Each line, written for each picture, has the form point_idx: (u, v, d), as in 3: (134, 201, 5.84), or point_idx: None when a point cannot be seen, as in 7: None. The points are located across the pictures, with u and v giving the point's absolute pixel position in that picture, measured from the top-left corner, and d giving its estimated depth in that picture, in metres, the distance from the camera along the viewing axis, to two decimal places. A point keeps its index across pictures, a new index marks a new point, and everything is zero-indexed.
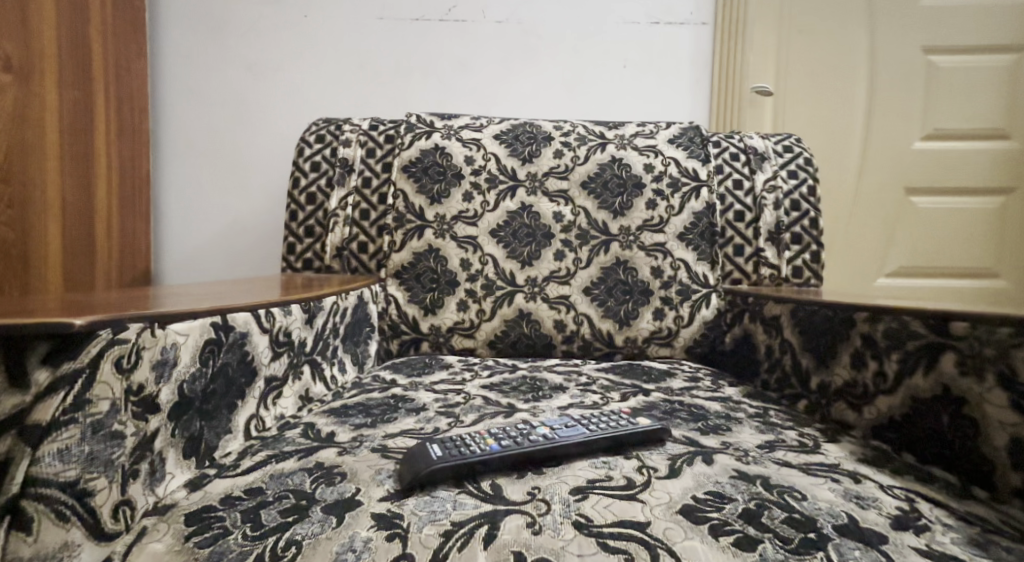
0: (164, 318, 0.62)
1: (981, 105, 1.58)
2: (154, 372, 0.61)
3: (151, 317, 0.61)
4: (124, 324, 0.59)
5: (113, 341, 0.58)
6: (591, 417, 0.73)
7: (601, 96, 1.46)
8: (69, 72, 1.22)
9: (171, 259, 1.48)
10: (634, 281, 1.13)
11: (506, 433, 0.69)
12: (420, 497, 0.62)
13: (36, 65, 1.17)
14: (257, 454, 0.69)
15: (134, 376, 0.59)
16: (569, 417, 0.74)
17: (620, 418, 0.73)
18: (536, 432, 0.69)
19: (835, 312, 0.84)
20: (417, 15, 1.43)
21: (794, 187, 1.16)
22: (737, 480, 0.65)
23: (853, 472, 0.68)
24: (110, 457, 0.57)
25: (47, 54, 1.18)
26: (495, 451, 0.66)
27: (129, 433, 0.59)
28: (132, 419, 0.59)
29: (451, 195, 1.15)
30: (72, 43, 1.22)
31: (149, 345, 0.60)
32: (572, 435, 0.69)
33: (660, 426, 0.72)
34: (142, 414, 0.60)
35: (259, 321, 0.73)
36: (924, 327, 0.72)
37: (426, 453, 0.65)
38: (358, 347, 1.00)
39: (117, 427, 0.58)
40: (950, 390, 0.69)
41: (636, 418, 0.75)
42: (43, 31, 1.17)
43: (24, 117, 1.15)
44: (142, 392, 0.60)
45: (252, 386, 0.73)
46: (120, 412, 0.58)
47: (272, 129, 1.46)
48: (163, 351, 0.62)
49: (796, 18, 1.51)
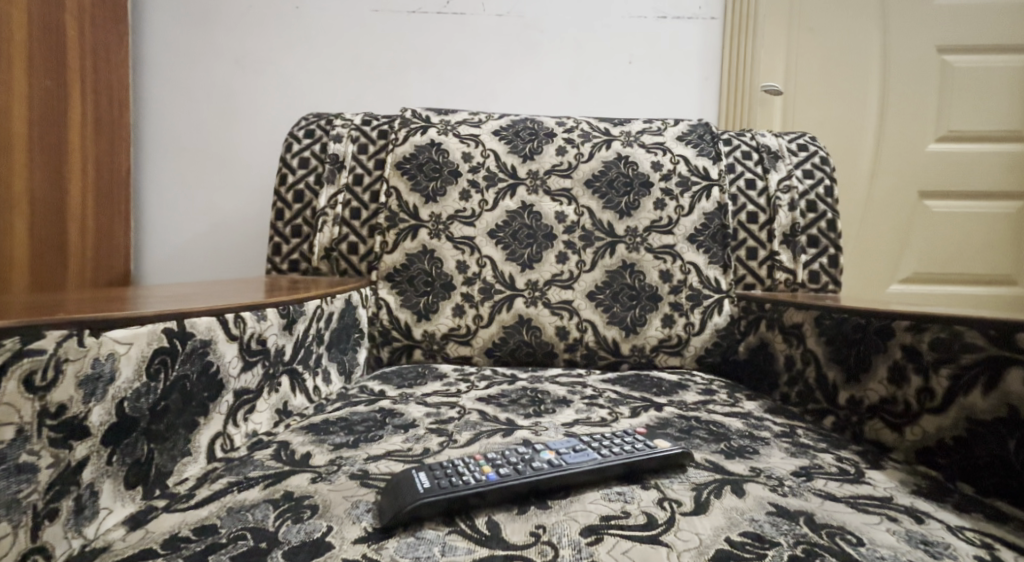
0: (99, 325, 0.54)
1: (1004, 105, 1.50)
2: (81, 390, 0.53)
3: (80, 323, 0.53)
4: (38, 333, 0.50)
5: (22, 353, 0.49)
6: (601, 438, 0.65)
7: (605, 94, 1.38)
8: (40, 59, 1.12)
9: (149, 261, 1.40)
10: (641, 285, 1.05)
11: (503, 459, 0.61)
12: (402, 535, 0.55)
13: (5, 49, 1.06)
14: (217, 482, 0.61)
15: (50, 396, 0.51)
16: (576, 439, 0.66)
17: (633, 439, 0.66)
18: (539, 458, 0.61)
19: (869, 321, 0.76)
20: (414, 8, 1.35)
21: (811, 187, 1.07)
22: (776, 517, 0.57)
23: (911, 508, 0.60)
24: (15, 496, 0.49)
25: (17, 38, 1.08)
26: (492, 480, 0.57)
27: (44, 465, 0.50)
28: (48, 448, 0.51)
29: (447, 193, 1.07)
30: (44, 27, 1.12)
31: (74, 358, 0.52)
32: (579, 461, 0.61)
33: (682, 450, 0.64)
34: (61, 442, 0.51)
35: (226, 327, 0.65)
36: (983, 339, 0.64)
37: (413, 483, 0.57)
38: (345, 356, 0.91)
39: (26, 458, 0.49)
40: (1016, 411, 0.61)
41: (653, 439, 0.67)
42: (14, 14, 1.07)
43: None
44: (63, 415, 0.52)
45: (217, 400, 0.65)
46: (30, 440, 0.50)
47: (259, 124, 1.37)
48: (95, 364, 0.53)
49: (814, 13, 1.43)
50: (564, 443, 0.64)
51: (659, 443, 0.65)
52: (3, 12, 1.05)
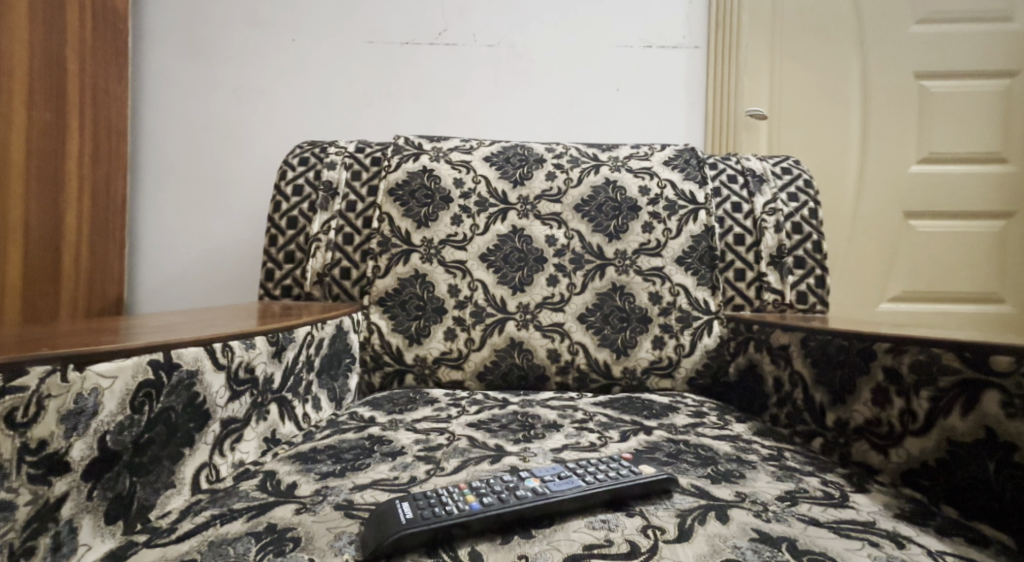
0: (85, 359, 0.55)
1: (984, 128, 1.52)
2: (63, 425, 0.53)
3: (65, 358, 0.54)
4: (22, 369, 0.51)
5: (5, 391, 0.50)
6: (589, 464, 0.66)
7: (595, 119, 1.39)
8: (41, 93, 1.13)
9: (143, 287, 1.40)
10: (631, 307, 1.06)
11: (487, 486, 0.61)
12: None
13: (4, 85, 1.07)
14: (201, 514, 0.61)
15: (32, 432, 0.52)
16: (564, 465, 0.66)
17: (620, 463, 0.66)
18: (523, 487, 0.61)
19: (852, 343, 0.76)
20: (407, 39, 1.37)
21: (796, 210, 1.08)
22: (758, 544, 0.58)
23: (893, 533, 0.61)
24: None
25: (17, 74, 1.09)
26: (473, 511, 0.58)
27: (23, 501, 0.51)
28: (28, 484, 0.51)
29: (438, 219, 1.08)
30: (46, 63, 1.13)
31: (57, 394, 0.53)
32: (562, 490, 0.61)
33: (667, 476, 0.64)
34: (42, 477, 0.52)
35: (213, 357, 0.65)
36: (959, 361, 0.65)
37: (395, 516, 0.57)
38: (336, 382, 0.91)
39: (5, 495, 0.50)
40: (995, 433, 0.62)
41: (638, 464, 0.67)
42: (13, 50, 1.08)
43: None
44: (45, 450, 0.52)
45: (203, 431, 0.65)
46: (11, 477, 0.51)
47: (255, 152, 1.38)
48: (79, 399, 0.54)
49: (796, 41, 1.47)
50: (551, 470, 0.64)
51: (646, 468, 0.65)
52: (3, 50, 1.07)
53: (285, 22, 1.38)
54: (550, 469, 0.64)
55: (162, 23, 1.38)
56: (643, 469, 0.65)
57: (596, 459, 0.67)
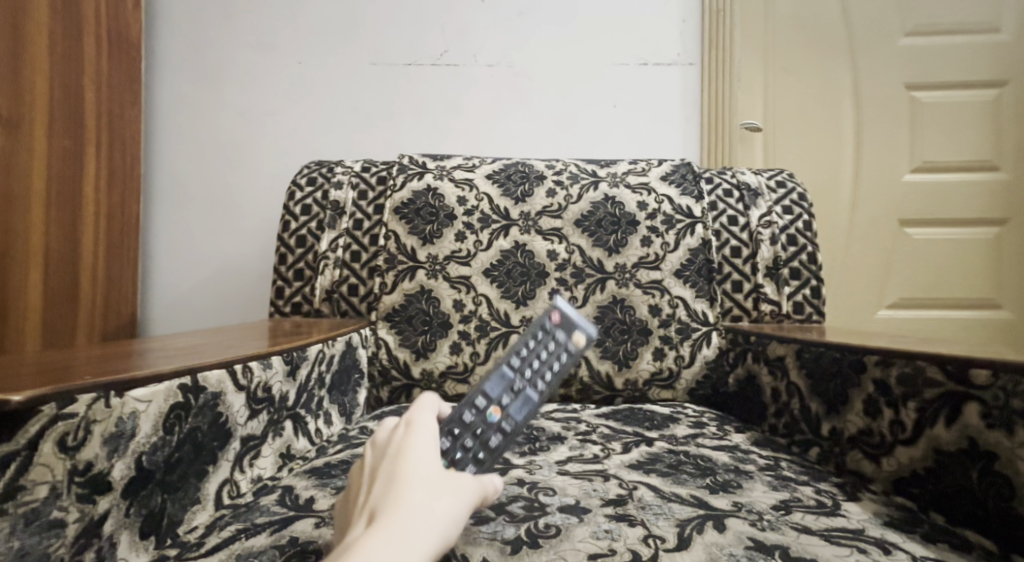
0: (125, 385, 0.58)
1: (975, 138, 1.56)
2: (107, 446, 0.56)
3: (108, 385, 0.57)
4: (73, 397, 0.54)
5: (57, 418, 0.53)
6: (528, 364, 0.74)
7: (593, 135, 1.42)
8: (59, 121, 1.17)
9: (156, 306, 1.43)
10: (631, 320, 1.09)
11: (453, 441, 0.66)
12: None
13: (24, 117, 1.11)
14: (226, 529, 0.65)
15: (80, 454, 0.55)
16: (508, 373, 0.73)
17: (552, 345, 0.76)
18: (493, 430, 0.68)
19: (843, 355, 0.79)
20: (410, 61, 1.41)
21: (790, 222, 1.11)
22: (753, 552, 0.62)
23: (881, 540, 0.64)
24: (47, 549, 0.53)
25: (36, 105, 1.13)
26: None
27: (72, 519, 0.54)
28: (75, 503, 0.55)
29: (442, 236, 1.11)
30: (64, 92, 1.17)
31: (102, 418, 0.56)
32: (523, 414, 0.71)
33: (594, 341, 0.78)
34: (89, 496, 0.55)
35: (235, 378, 0.68)
36: (942, 374, 0.68)
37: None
38: (346, 397, 0.94)
39: (57, 514, 0.53)
40: (977, 443, 0.65)
41: (557, 334, 0.78)
42: (33, 83, 1.12)
43: (11, 166, 1.09)
44: (91, 471, 0.56)
45: (225, 449, 0.68)
46: (62, 497, 0.54)
47: (265, 172, 1.42)
48: (120, 422, 0.57)
49: (788, 57, 1.51)
50: (498, 391, 0.72)
51: (576, 340, 0.77)
52: (24, 83, 1.11)
53: (291, 47, 1.42)
54: (500, 392, 0.72)
55: (174, 49, 1.43)
56: (574, 343, 0.77)
57: (523, 341, 0.77)
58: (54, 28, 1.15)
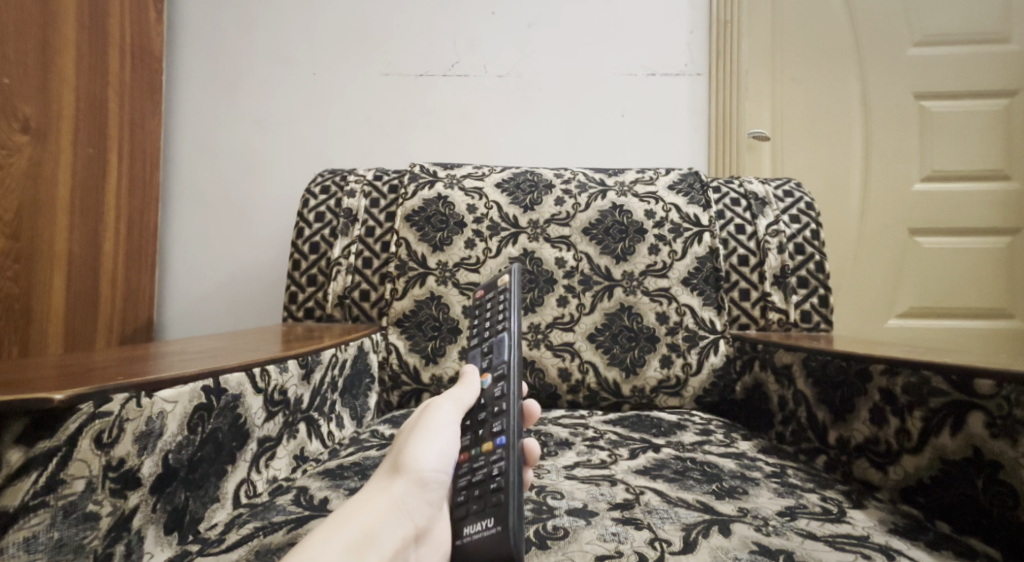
0: (153, 386, 0.60)
1: (983, 148, 1.56)
2: (137, 444, 0.59)
3: (138, 385, 0.59)
4: (106, 397, 0.56)
5: (94, 416, 0.56)
6: (484, 331, 0.74)
7: (602, 145, 1.44)
8: (85, 129, 1.20)
9: (173, 311, 1.45)
10: (639, 327, 1.10)
11: (473, 423, 0.64)
12: None
13: (52, 125, 1.14)
14: (245, 527, 0.67)
15: (114, 450, 0.57)
16: (476, 352, 0.73)
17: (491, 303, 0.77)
18: (495, 384, 0.66)
19: (849, 364, 0.81)
20: (420, 72, 1.44)
21: (797, 231, 1.12)
22: (758, 556, 0.63)
23: (885, 546, 0.65)
24: (80, 542, 0.55)
25: (65, 113, 1.16)
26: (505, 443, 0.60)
27: (104, 512, 0.57)
28: (108, 498, 0.57)
29: (452, 243, 1.13)
30: (89, 102, 1.20)
31: (133, 417, 0.58)
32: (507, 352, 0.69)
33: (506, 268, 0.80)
34: (119, 491, 0.58)
35: (254, 381, 0.70)
36: (947, 384, 0.69)
37: (459, 534, 0.56)
38: (357, 401, 0.96)
39: (91, 508, 0.56)
40: (981, 452, 0.67)
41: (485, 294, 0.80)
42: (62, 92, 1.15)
43: (38, 174, 1.12)
44: (122, 467, 0.58)
45: (243, 450, 0.70)
46: (96, 491, 0.56)
47: (279, 180, 1.45)
48: (148, 422, 0.59)
49: (793, 69, 1.52)
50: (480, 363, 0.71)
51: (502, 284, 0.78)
52: (54, 92, 1.14)
53: (306, 59, 1.45)
54: (479, 363, 0.71)
55: (193, 61, 1.46)
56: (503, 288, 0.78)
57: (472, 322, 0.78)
58: (81, 38, 1.18)
